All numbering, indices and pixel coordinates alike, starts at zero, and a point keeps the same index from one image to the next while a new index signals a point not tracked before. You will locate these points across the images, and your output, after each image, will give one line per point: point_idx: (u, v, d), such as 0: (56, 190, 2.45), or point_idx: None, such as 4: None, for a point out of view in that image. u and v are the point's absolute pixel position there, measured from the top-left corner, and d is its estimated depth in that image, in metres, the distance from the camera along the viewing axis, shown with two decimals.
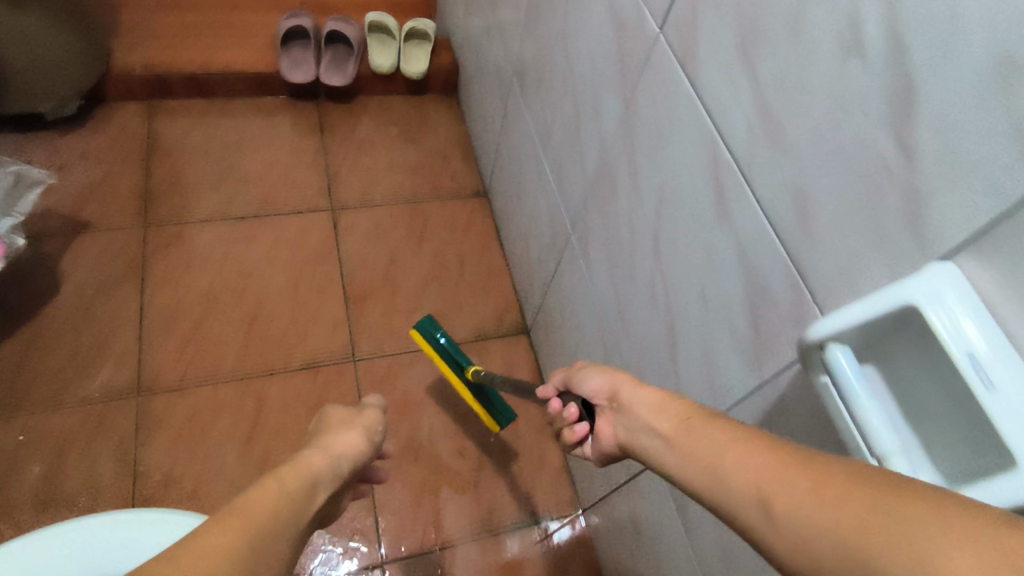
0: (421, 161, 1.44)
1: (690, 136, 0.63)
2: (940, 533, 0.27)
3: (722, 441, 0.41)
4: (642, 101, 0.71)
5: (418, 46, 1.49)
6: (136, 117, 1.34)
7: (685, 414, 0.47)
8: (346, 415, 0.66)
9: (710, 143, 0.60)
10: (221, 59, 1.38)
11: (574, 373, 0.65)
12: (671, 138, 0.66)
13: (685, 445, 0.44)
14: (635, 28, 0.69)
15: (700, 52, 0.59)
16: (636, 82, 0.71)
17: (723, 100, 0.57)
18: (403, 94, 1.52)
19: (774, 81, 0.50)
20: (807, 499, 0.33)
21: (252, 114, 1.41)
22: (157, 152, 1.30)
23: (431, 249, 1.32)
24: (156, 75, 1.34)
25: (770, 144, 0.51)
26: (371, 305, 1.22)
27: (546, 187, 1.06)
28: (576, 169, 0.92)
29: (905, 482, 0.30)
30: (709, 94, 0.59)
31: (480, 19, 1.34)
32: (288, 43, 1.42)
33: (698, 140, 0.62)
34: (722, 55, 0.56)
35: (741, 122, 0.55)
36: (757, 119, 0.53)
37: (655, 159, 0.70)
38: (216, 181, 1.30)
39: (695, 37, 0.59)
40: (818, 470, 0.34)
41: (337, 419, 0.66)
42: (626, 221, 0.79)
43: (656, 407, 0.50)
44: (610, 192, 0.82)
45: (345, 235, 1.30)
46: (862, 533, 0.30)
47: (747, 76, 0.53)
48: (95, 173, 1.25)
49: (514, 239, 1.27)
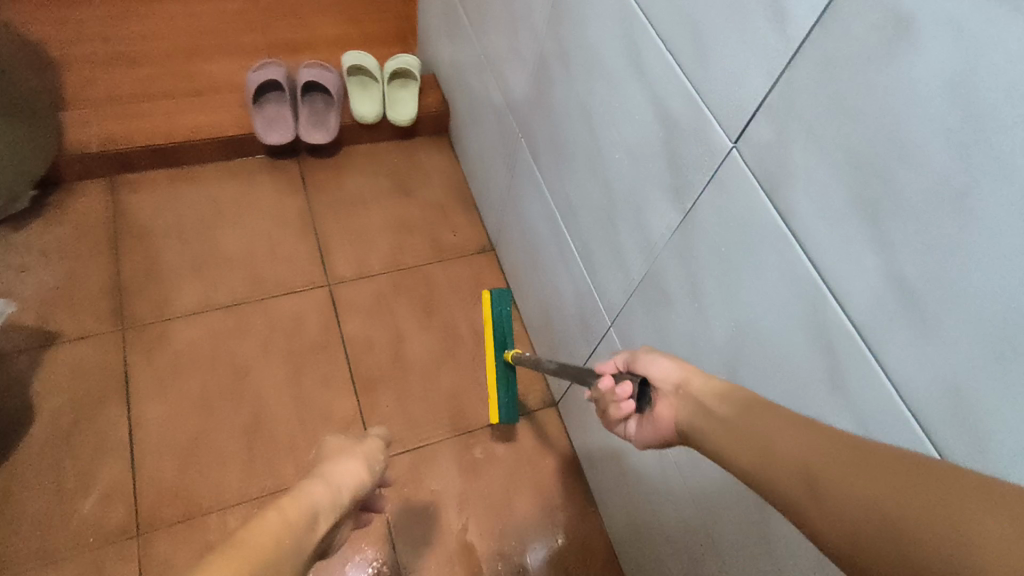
0: (419, 217, 1.32)
1: (784, 280, 0.55)
2: (984, 530, 0.30)
3: (776, 424, 0.44)
4: (707, 221, 0.62)
5: (403, 87, 1.36)
6: (99, 200, 1.21)
7: (741, 399, 0.49)
8: (345, 444, 0.63)
9: (816, 296, 0.52)
10: (187, 125, 1.24)
11: (632, 360, 0.63)
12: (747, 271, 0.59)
13: (754, 419, 0.46)
14: (697, 139, 0.59)
15: (794, 190, 0.51)
16: (698, 199, 0.62)
17: (826, 251, 0.50)
18: (390, 140, 1.40)
19: (918, 256, 0.43)
20: (852, 479, 0.37)
21: (227, 182, 1.28)
22: (128, 239, 1.18)
23: (441, 320, 1.22)
24: (116, 150, 1.20)
25: (913, 324, 0.44)
26: (383, 394, 1.12)
27: (571, 266, 0.97)
28: (614, 262, 0.82)
29: (943, 468, 0.34)
30: (813, 242, 0.51)
31: (472, 62, 1.21)
32: (260, 99, 1.27)
33: (795, 286, 0.54)
34: (834, 204, 0.48)
35: (864, 287, 0.47)
36: (890, 289, 0.45)
37: (729, 288, 0.62)
38: (198, 267, 1.18)
39: (791, 173, 0.51)
40: (863, 453, 0.38)
41: (335, 449, 0.63)
42: (686, 339, 0.71)
43: (720, 392, 0.51)
44: (662, 302, 0.73)
45: (346, 315, 1.19)
46: (898, 516, 0.33)
47: (874, 238, 0.46)
48: (61, 273, 1.12)
49: (532, 306, 1.17)
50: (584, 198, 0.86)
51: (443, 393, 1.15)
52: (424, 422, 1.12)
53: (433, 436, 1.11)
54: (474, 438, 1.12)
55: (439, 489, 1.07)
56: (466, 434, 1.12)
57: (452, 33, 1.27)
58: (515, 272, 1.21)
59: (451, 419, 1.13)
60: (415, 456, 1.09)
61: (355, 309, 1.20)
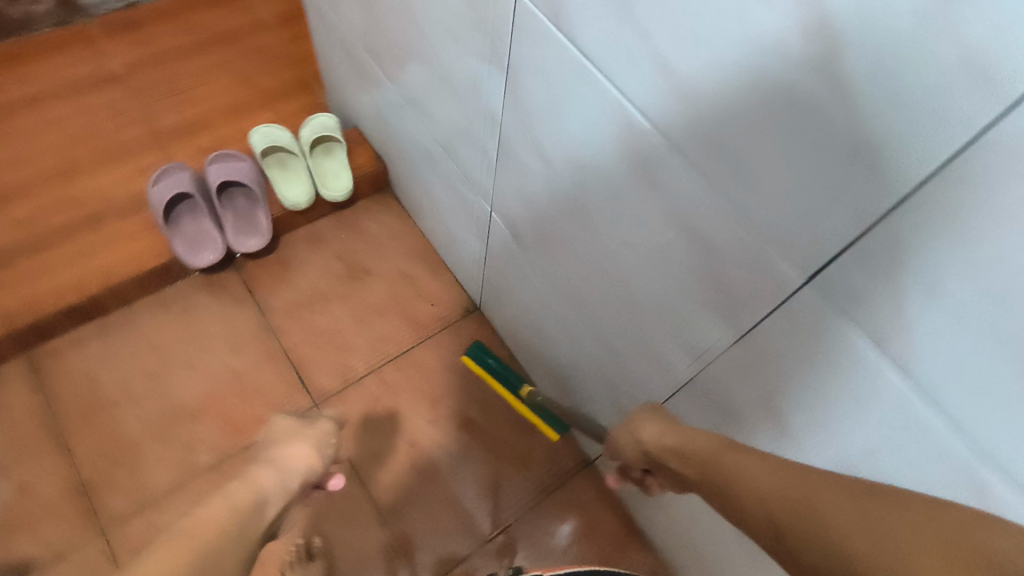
0: (390, 297, 1.19)
1: (903, 424, 0.44)
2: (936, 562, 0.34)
3: (734, 465, 0.49)
4: (776, 344, 0.51)
5: (330, 155, 1.19)
6: (25, 385, 1.04)
7: (712, 448, 0.53)
8: (293, 426, 0.76)
9: (951, 445, 0.42)
10: (100, 271, 1.07)
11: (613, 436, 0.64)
12: (845, 421, 0.49)
13: (717, 473, 0.50)
14: (749, 260, 0.48)
15: (912, 333, 0.40)
16: (758, 318, 0.51)
17: (955, 394, 0.39)
18: (331, 217, 1.25)
19: None
20: (829, 520, 0.40)
21: (164, 318, 1.12)
22: (73, 422, 1.02)
23: (448, 408, 1.11)
24: (23, 324, 1.02)
25: None
26: (412, 512, 1.03)
27: (592, 351, 0.85)
28: (647, 358, 0.72)
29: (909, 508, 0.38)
30: (938, 386, 0.40)
31: (398, 118, 1.05)
32: (171, 216, 1.10)
33: (918, 431, 0.43)
34: (969, 354, 0.37)
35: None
36: None
37: (820, 414, 0.51)
38: (162, 431, 1.03)
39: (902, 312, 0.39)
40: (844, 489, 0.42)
41: (286, 428, 0.76)
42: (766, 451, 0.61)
43: (684, 438, 0.56)
44: (725, 409, 0.63)
45: (346, 437, 1.07)
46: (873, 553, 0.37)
47: None
48: (8, 487, 0.97)
49: (544, 374, 1.07)
50: (596, 291, 0.74)
51: (474, 489, 1.06)
52: (464, 529, 1.03)
53: (477, 542, 1.02)
54: (520, 530, 1.04)
55: None
56: (511, 528, 1.04)
57: (367, 83, 1.09)
58: (513, 338, 1.10)
59: (491, 517, 1.04)
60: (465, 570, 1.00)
61: (353, 428, 1.08)
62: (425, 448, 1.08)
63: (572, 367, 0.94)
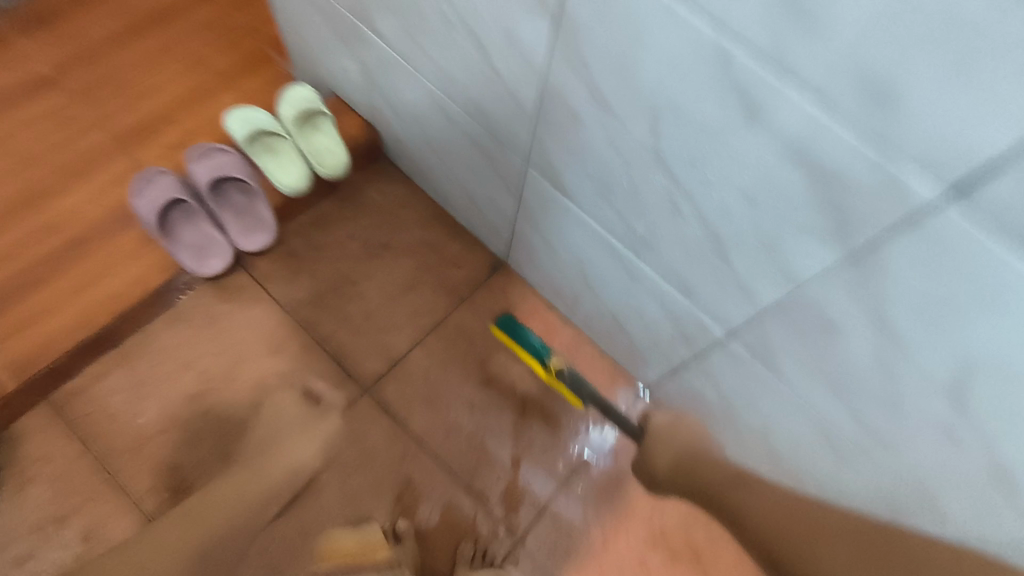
0: (414, 269, 1.15)
1: None
2: None
3: None
4: (900, 262, 0.50)
5: (316, 129, 1.10)
6: (60, 431, 0.98)
7: None
8: (304, 419, 1.01)
9: None
10: (107, 299, 1.01)
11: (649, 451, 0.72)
12: (972, 321, 0.49)
13: None
14: (879, 181, 0.46)
15: None
16: (880, 238, 0.50)
17: None
18: (331, 195, 1.18)
19: None
20: None
21: (186, 335, 1.05)
22: (124, 460, 0.98)
23: (498, 369, 1.10)
24: (42, 370, 0.96)
25: None
26: (488, 475, 1.05)
27: (655, 290, 0.83)
28: (725, 292, 0.71)
29: None
30: None
31: (389, 78, 0.97)
32: (167, 225, 1.03)
33: None
34: None
35: None
36: None
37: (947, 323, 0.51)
38: (220, 451, 1.00)
39: None
40: None
41: (296, 418, 1.01)
42: (867, 362, 0.62)
43: None
44: (822, 329, 0.63)
45: (406, 417, 1.06)
46: None
47: None
48: (77, 540, 0.93)
49: (593, 318, 1.06)
50: (666, 230, 0.71)
51: (542, 442, 1.07)
52: (542, 480, 1.05)
53: (557, 490, 1.05)
54: (594, 469, 1.07)
55: (590, 537, 1.04)
56: (586, 470, 1.06)
57: (347, 42, 0.98)
58: (550, 287, 1.09)
59: (564, 464, 1.06)
60: (551, 519, 1.04)
61: (411, 408, 1.06)
62: (484, 410, 1.08)
63: (624, 306, 0.94)
